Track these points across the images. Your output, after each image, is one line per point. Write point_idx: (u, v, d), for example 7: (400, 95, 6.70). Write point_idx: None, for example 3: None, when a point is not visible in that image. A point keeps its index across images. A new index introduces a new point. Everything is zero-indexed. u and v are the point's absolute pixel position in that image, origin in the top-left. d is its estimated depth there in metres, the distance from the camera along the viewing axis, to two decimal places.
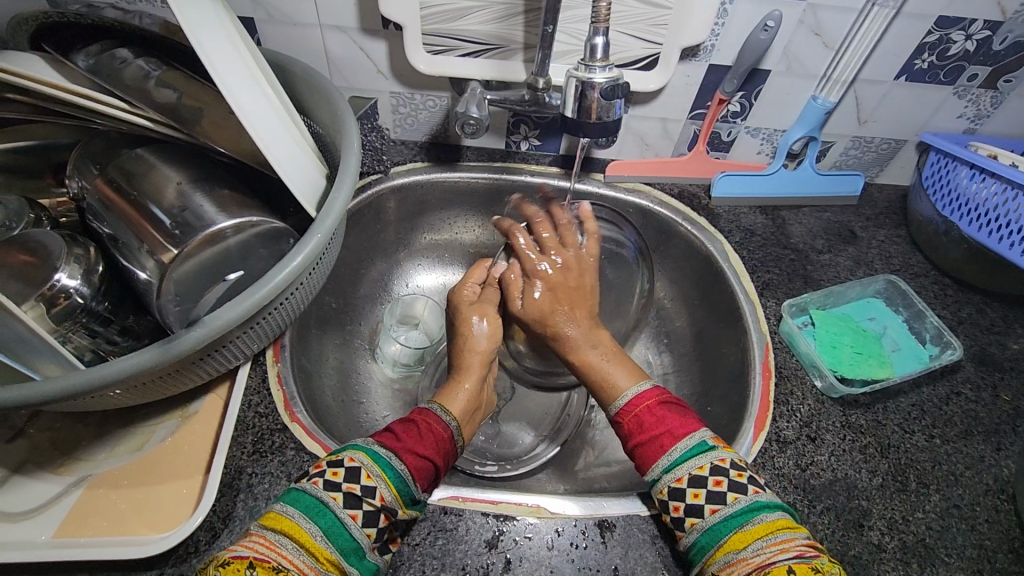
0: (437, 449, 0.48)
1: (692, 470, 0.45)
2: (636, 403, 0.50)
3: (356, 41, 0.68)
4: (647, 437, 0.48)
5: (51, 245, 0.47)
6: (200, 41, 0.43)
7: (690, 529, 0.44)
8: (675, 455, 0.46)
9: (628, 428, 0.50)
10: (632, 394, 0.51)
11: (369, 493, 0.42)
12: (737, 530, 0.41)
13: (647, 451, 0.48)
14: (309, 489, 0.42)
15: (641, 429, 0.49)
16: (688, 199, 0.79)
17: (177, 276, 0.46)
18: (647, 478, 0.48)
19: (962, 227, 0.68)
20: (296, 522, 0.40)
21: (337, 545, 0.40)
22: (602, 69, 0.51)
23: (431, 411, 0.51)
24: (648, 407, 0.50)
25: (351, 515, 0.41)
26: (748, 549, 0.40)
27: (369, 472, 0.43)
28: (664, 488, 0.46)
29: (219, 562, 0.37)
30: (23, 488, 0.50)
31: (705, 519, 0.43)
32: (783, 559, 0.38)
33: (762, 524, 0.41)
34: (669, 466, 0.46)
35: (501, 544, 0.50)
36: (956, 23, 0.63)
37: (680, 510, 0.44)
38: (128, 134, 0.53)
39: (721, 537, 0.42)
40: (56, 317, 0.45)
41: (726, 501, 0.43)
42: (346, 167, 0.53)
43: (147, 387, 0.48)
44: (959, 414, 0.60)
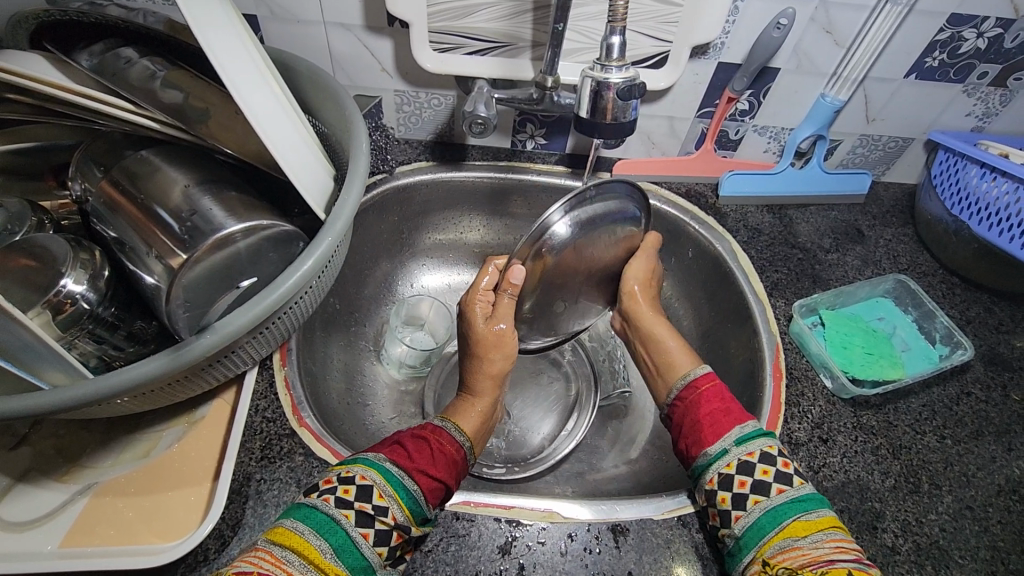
0: (448, 470, 0.48)
1: (763, 448, 0.47)
2: (703, 381, 0.54)
3: (362, 39, 0.67)
4: (712, 412, 0.51)
5: (55, 249, 0.46)
6: (209, 42, 0.42)
7: (749, 508, 0.45)
8: (747, 431, 0.49)
9: (693, 401, 0.53)
10: (694, 374, 0.55)
11: (381, 512, 0.42)
12: (799, 517, 0.43)
13: (715, 422, 0.50)
14: (320, 506, 0.41)
15: (711, 402, 0.52)
16: (695, 198, 0.79)
17: (186, 281, 0.45)
18: (710, 451, 0.48)
19: (972, 225, 0.68)
20: (306, 539, 0.39)
21: (347, 563, 0.39)
22: (618, 69, 0.51)
23: (442, 429, 0.51)
24: (712, 388, 0.53)
25: (362, 533, 0.40)
26: (808, 539, 0.41)
27: (382, 491, 0.42)
28: (732, 460, 0.47)
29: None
30: (28, 497, 0.49)
31: (770, 499, 0.44)
32: (842, 559, 0.39)
33: (823, 518, 0.43)
34: (742, 439, 0.48)
35: (514, 549, 0.49)
36: (968, 21, 0.63)
37: (746, 485, 0.46)
38: (132, 135, 0.52)
39: (782, 520, 0.43)
40: (61, 324, 0.44)
41: (793, 484, 0.45)
42: (355, 169, 0.52)
43: (157, 394, 0.47)
44: (970, 415, 0.60)
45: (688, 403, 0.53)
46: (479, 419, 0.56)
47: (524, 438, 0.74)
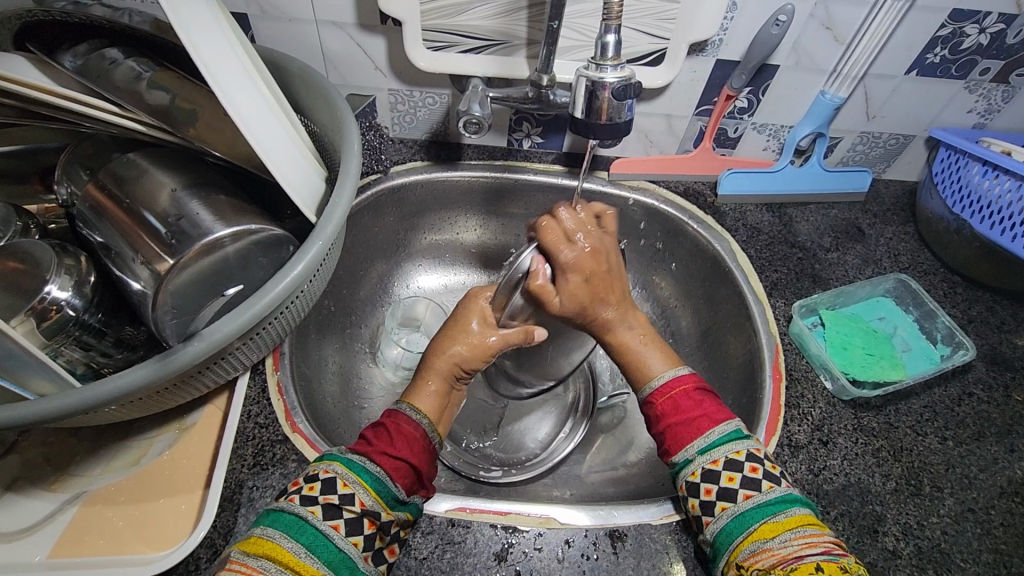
0: (411, 448, 0.47)
1: (728, 454, 0.46)
2: (666, 389, 0.51)
3: (354, 37, 0.66)
4: (681, 419, 0.49)
5: (40, 255, 0.45)
6: (193, 43, 0.41)
7: (719, 515, 0.44)
8: (710, 439, 0.47)
9: (660, 408, 0.50)
10: (663, 379, 0.52)
11: (347, 500, 0.41)
12: (768, 520, 0.42)
13: (680, 432, 0.48)
14: (287, 507, 0.41)
15: (677, 411, 0.50)
16: (693, 197, 0.78)
17: (174, 287, 0.44)
18: (676, 458, 0.48)
19: (974, 224, 0.67)
20: (276, 542, 0.39)
21: (321, 557, 0.39)
22: (613, 69, 0.50)
23: (401, 412, 0.49)
24: (683, 392, 0.50)
25: (332, 525, 0.40)
26: (776, 540, 0.41)
27: (344, 479, 0.42)
28: (697, 469, 0.46)
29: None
30: (16, 506, 0.49)
31: (738, 504, 0.43)
32: (811, 556, 0.39)
33: (792, 517, 0.42)
34: (704, 448, 0.46)
35: (511, 556, 0.49)
36: (971, 16, 0.62)
37: (712, 493, 0.45)
38: (119, 137, 0.51)
39: (751, 524, 0.42)
40: (47, 332, 0.44)
41: (761, 488, 0.44)
42: (347, 170, 0.51)
43: (145, 401, 0.47)
44: (972, 416, 0.60)
45: (653, 411, 0.51)
46: (436, 398, 0.52)
47: (522, 440, 0.74)
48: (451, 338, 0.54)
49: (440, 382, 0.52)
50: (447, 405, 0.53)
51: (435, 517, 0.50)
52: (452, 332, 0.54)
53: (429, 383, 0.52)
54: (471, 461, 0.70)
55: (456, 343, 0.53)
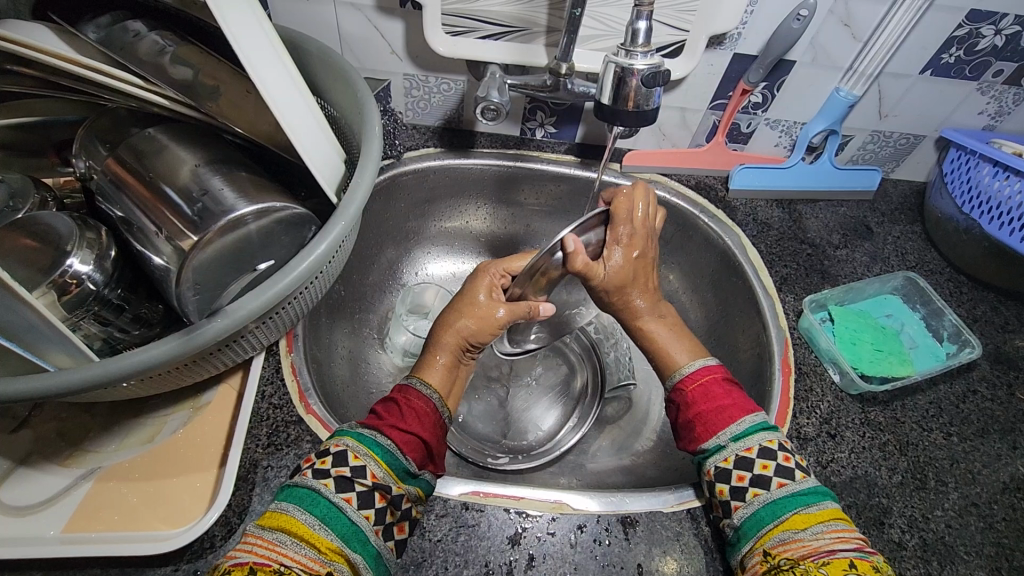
0: (422, 422, 0.48)
1: (762, 442, 0.46)
2: (691, 379, 0.52)
3: (373, 20, 0.65)
4: (711, 407, 0.49)
5: (59, 228, 0.45)
6: (223, 15, 0.41)
7: (749, 500, 0.45)
8: (744, 426, 0.47)
9: (690, 396, 0.51)
10: (691, 367, 0.52)
11: (358, 473, 0.42)
12: (801, 510, 0.43)
13: (709, 419, 0.49)
14: (300, 482, 0.41)
15: (707, 398, 0.50)
16: (704, 191, 0.78)
17: (198, 263, 0.44)
18: (707, 445, 0.48)
19: (982, 224, 0.67)
20: (292, 516, 0.39)
21: (335, 530, 0.39)
22: (643, 56, 0.50)
23: (410, 386, 0.50)
24: (714, 381, 0.51)
25: (345, 499, 0.41)
26: (808, 532, 0.41)
27: (355, 452, 0.43)
28: (730, 455, 0.46)
29: (222, 571, 0.36)
30: (30, 480, 0.48)
31: (770, 492, 0.44)
32: (844, 551, 0.40)
33: (825, 510, 0.43)
34: (737, 435, 0.47)
35: (524, 541, 0.49)
36: (988, 17, 0.62)
37: (744, 479, 0.45)
38: (138, 112, 0.51)
39: (783, 513, 0.43)
40: (68, 305, 0.43)
41: (795, 478, 0.44)
42: (368, 154, 0.51)
43: (164, 377, 0.47)
44: (976, 413, 0.60)
45: (682, 399, 0.52)
46: (446, 372, 0.53)
47: (530, 429, 0.74)
48: (462, 312, 0.55)
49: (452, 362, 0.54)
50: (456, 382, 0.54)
51: (449, 500, 0.51)
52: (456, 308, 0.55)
53: (438, 358, 0.53)
54: (479, 449, 0.71)
55: (463, 319, 0.54)
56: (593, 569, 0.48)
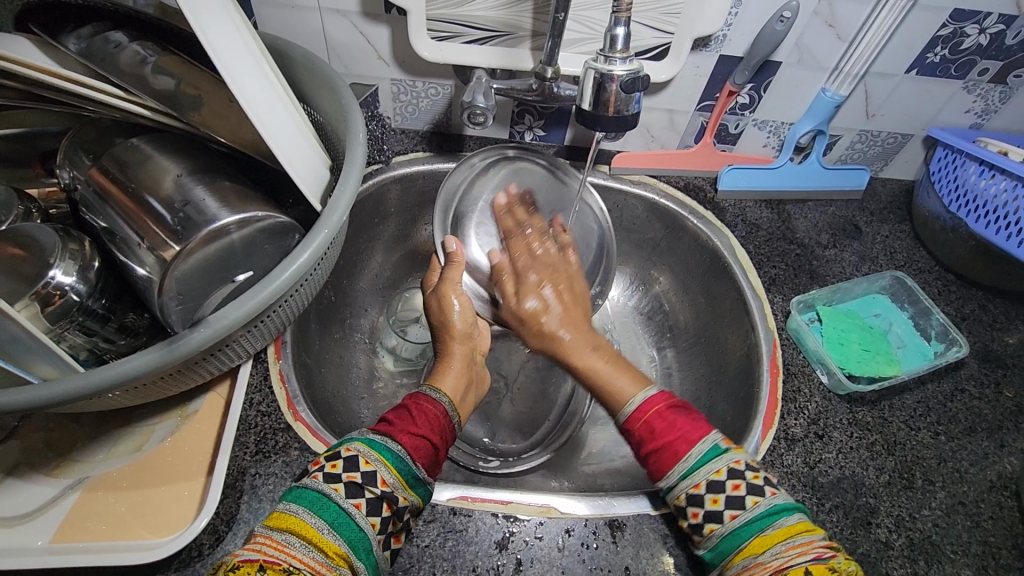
0: (432, 427, 0.48)
1: (709, 475, 0.43)
2: (641, 412, 0.47)
3: (358, 26, 0.65)
4: (658, 445, 0.45)
5: (43, 239, 0.45)
6: (202, 26, 0.41)
7: (708, 535, 0.43)
8: (691, 461, 0.44)
9: (639, 435, 0.47)
10: (637, 402, 0.47)
11: (369, 480, 0.42)
12: (758, 534, 0.40)
13: (660, 458, 0.45)
14: (310, 484, 0.41)
15: (654, 438, 0.46)
16: (693, 192, 0.78)
17: (181, 273, 0.44)
18: (663, 484, 0.45)
19: (969, 223, 0.68)
20: (299, 517, 0.39)
21: (343, 535, 0.39)
22: (622, 61, 0.50)
23: (423, 394, 0.51)
24: (659, 413, 0.46)
25: (354, 505, 0.40)
26: (767, 554, 0.39)
27: (367, 457, 0.42)
28: (681, 493, 0.44)
29: (228, 566, 0.36)
30: (17, 491, 0.48)
31: (724, 524, 0.42)
32: (800, 562, 0.37)
33: (781, 529, 0.40)
34: (687, 472, 0.44)
35: (512, 545, 0.49)
36: (971, 16, 0.62)
37: (699, 515, 0.43)
38: (122, 122, 0.51)
39: (739, 542, 0.41)
40: (51, 317, 0.44)
41: (746, 505, 0.41)
42: (352, 161, 0.51)
43: (149, 387, 0.47)
44: (963, 411, 0.61)
45: (634, 437, 0.47)
46: (459, 376, 0.55)
47: (521, 432, 0.74)
48: (445, 313, 0.59)
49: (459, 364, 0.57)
50: (469, 386, 0.56)
51: (437, 506, 0.51)
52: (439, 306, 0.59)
53: (451, 365, 0.56)
54: (470, 453, 0.71)
55: (454, 313, 0.59)
56: (580, 572, 0.48)
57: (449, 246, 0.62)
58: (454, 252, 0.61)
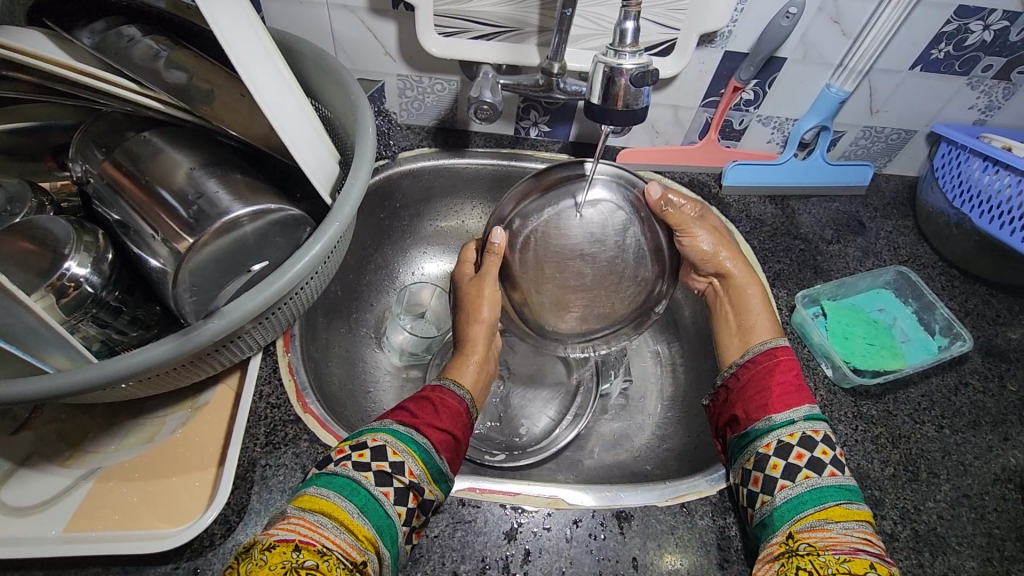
0: (453, 421, 0.51)
1: (827, 429, 0.50)
2: (781, 352, 0.56)
3: (366, 22, 0.66)
4: (786, 386, 0.53)
5: (57, 231, 0.46)
6: (216, 19, 0.41)
7: (798, 482, 0.47)
8: (814, 410, 0.51)
9: (772, 368, 0.55)
10: (778, 343, 0.57)
11: (398, 469, 0.44)
12: (845, 504, 0.45)
13: (788, 394, 0.53)
14: (340, 472, 0.42)
15: (793, 376, 0.54)
16: (697, 188, 0.79)
17: (193, 265, 0.45)
18: (777, 417, 0.51)
19: (973, 218, 0.68)
20: (330, 500, 0.40)
21: (372, 521, 0.41)
22: (631, 56, 0.50)
23: (443, 387, 0.54)
24: (788, 361, 0.56)
25: (383, 492, 0.42)
26: (840, 525, 0.44)
27: (395, 448, 0.45)
28: (797, 432, 0.50)
29: (264, 546, 0.37)
30: (31, 481, 0.49)
31: (819, 479, 0.47)
32: (869, 552, 0.42)
33: (861, 511, 0.45)
34: (808, 416, 0.51)
35: (520, 535, 0.50)
36: (976, 13, 0.63)
37: (801, 459, 0.48)
38: (133, 115, 0.51)
39: (824, 502, 0.46)
40: (66, 308, 0.44)
41: (845, 472, 0.47)
42: (362, 155, 0.51)
43: (162, 378, 0.47)
44: (967, 405, 0.61)
45: (760, 371, 0.55)
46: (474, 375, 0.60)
47: (525, 426, 0.75)
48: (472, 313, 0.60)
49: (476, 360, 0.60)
50: (485, 379, 0.61)
51: (446, 497, 0.51)
52: (686, 242, 0.62)
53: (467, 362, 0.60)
54: (476, 446, 0.71)
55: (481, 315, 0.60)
56: (588, 563, 0.49)
57: (494, 239, 0.57)
58: (498, 244, 0.57)
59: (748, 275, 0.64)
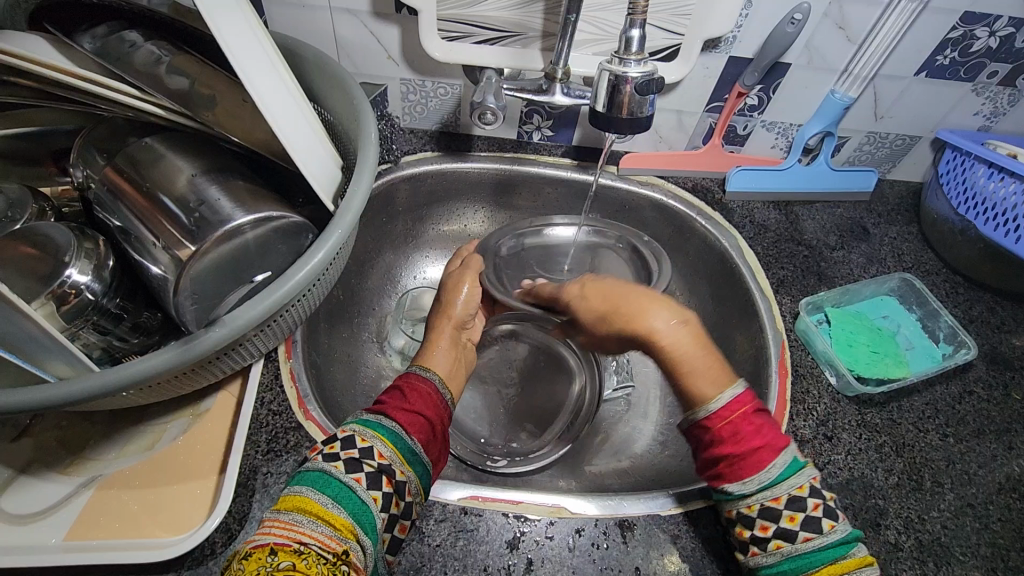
0: (424, 403, 0.50)
1: (791, 490, 0.42)
2: (731, 413, 0.44)
3: (368, 25, 0.65)
4: (742, 450, 0.43)
5: (58, 238, 0.45)
6: (218, 25, 0.41)
7: (773, 551, 0.42)
8: (775, 472, 0.43)
9: (719, 436, 0.44)
10: (722, 403, 0.45)
11: (367, 454, 0.43)
12: (832, 562, 0.40)
13: (741, 464, 0.43)
14: (310, 466, 0.42)
15: (735, 440, 0.44)
16: (701, 193, 0.79)
17: (195, 272, 0.44)
18: (731, 488, 0.44)
19: (978, 225, 0.68)
20: (305, 496, 0.39)
21: (347, 508, 0.40)
22: (638, 63, 0.50)
23: (415, 372, 0.53)
24: (743, 416, 0.44)
25: (355, 478, 0.41)
26: None
27: (362, 434, 0.44)
28: (754, 504, 0.43)
29: (241, 555, 0.36)
30: (31, 489, 0.49)
31: (797, 544, 0.41)
32: None
33: (854, 560, 0.40)
34: (768, 483, 0.42)
35: (523, 544, 0.49)
36: (982, 19, 0.62)
37: (769, 529, 0.42)
38: (135, 121, 0.51)
39: (810, 567, 0.40)
40: (67, 315, 0.44)
41: (822, 530, 0.41)
42: (365, 161, 0.51)
43: (163, 386, 0.47)
44: (972, 413, 0.61)
45: (710, 437, 0.45)
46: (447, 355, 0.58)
47: (527, 432, 0.74)
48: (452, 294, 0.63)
49: (444, 345, 0.59)
50: (459, 363, 0.59)
51: (448, 505, 0.51)
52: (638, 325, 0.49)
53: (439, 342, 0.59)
54: (478, 452, 0.71)
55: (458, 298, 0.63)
56: (591, 572, 0.48)
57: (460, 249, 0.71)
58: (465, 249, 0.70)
59: (688, 338, 0.48)
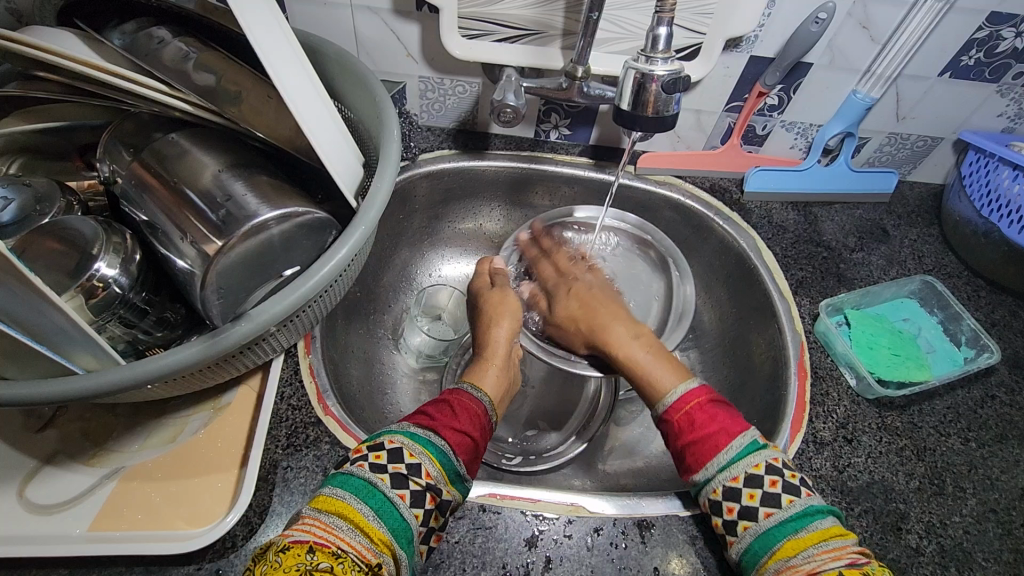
0: (472, 423, 0.51)
1: (749, 468, 0.46)
2: (687, 398, 0.51)
3: (388, 23, 0.66)
4: (696, 437, 0.48)
5: (85, 231, 0.46)
6: (246, 20, 0.41)
7: (741, 533, 0.44)
8: (731, 453, 0.46)
9: (677, 426, 0.50)
10: (677, 395, 0.51)
11: (415, 471, 0.43)
12: (791, 536, 0.42)
13: (699, 449, 0.48)
14: (356, 472, 0.42)
15: (695, 427, 0.49)
16: (719, 193, 0.78)
17: (221, 268, 0.44)
18: (698, 476, 0.47)
19: (1002, 228, 0.67)
20: (347, 502, 0.40)
21: (388, 524, 0.40)
22: (664, 61, 0.50)
23: (463, 391, 0.54)
24: (697, 407, 0.50)
25: (398, 494, 0.42)
26: (799, 556, 0.41)
27: (412, 449, 0.45)
28: (718, 486, 0.46)
29: (278, 548, 0.37)
30: (55, 479, 0.49)
31: (760, 523, 0.43)
32: (833, 566, 0.39)
33: (814, 532, 0.42)
34: (725, 464, 0.46)
35: (541, 543, 0.49)
36: (1008, 20, 0.62)
37: (734, 511, 0.45)
38: (161, 116, 0.52)
39: (775, 542, 0.42)
40: (94, 308, 0.44)
41: (781, 504, 0.43)
42: (387, 158, 0.51)
43: (188, 379, 0.47)
44: (994, 418, 0.60)
45: (671, 429, 0.51)
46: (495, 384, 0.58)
47: (542, 431, 0.74)
48: (493, 323, 0.63)
49: (496, 365, 0.60)
50: (506, 389, 0.60)
51: (467, 503, 0.51)
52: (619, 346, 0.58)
53: (488, 371, 0.59)
54: (493, 450, 0.71)
55: (499, 327, 0.63)
56: (609, 572, 0.48)
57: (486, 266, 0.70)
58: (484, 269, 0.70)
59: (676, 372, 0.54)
